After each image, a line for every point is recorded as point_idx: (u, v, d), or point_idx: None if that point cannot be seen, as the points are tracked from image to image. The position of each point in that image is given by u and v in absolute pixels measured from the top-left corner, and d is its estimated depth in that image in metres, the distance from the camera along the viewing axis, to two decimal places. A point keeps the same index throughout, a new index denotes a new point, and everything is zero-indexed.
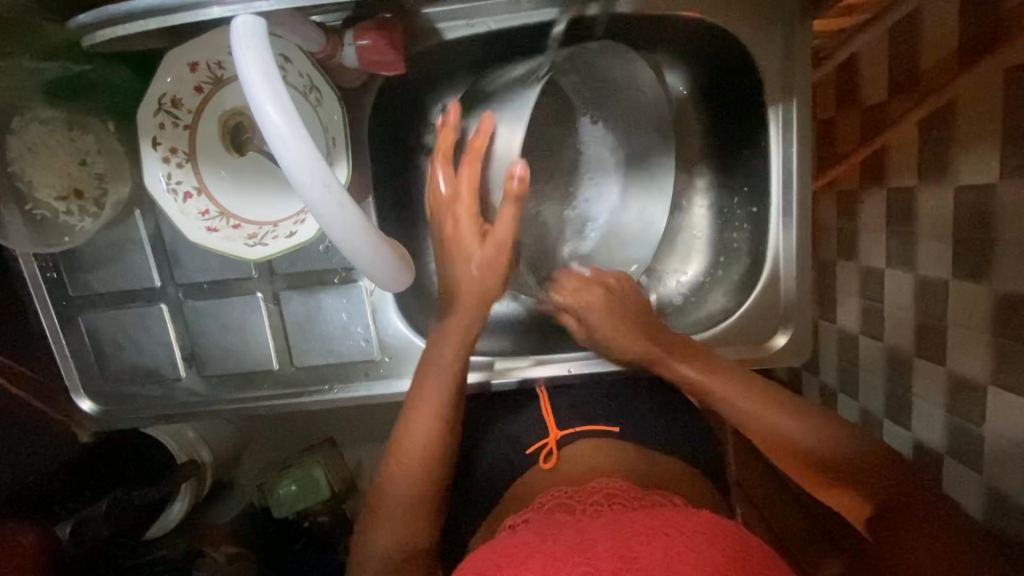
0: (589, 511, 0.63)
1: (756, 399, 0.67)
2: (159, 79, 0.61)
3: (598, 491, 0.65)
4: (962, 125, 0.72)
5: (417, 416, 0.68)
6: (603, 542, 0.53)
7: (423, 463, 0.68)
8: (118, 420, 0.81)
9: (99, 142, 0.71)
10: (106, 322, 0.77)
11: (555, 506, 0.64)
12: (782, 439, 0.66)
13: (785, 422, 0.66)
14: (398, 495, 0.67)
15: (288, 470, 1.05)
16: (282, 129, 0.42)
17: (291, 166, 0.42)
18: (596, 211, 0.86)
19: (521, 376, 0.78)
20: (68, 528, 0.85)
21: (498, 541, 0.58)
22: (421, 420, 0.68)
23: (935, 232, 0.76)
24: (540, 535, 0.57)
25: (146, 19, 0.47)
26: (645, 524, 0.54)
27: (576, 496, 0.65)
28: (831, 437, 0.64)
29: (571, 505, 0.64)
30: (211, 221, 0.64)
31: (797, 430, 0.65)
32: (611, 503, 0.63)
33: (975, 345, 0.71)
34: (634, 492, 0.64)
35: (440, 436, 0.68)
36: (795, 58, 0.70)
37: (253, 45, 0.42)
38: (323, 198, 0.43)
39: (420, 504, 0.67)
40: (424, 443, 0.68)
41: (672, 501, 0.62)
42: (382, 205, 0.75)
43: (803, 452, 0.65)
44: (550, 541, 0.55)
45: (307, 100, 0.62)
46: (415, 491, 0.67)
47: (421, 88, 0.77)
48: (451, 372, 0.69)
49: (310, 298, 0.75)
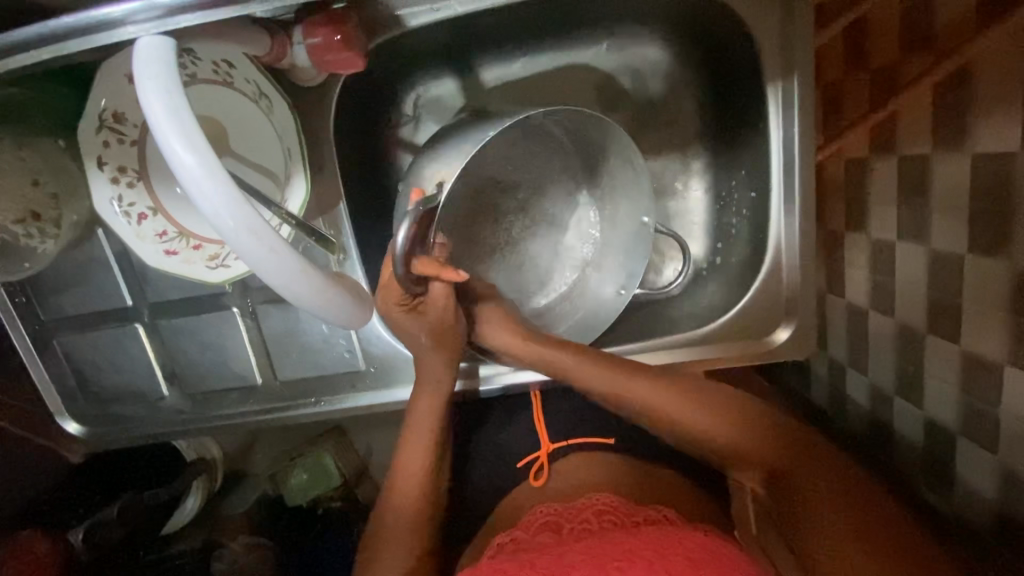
0: (577, 531, 0.63)
1: (695, 413, 0.68)
2: (95, 96, 0.58)
3: (588, 509, 0.65)
4: (982, 88, 0.66)
5: (410, 448, 0.72)
6: (583, 567, 0.53)
7: (417, 492, 0.71)
8: (108, 441, 0.80)
9: (47, 161, 0.66)
10: (83, 345, 0.75)
11: (543, 526, 0.65)
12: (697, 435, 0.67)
13: (707, 424, 0.67)
14: (394, 531, 0.69)
15: (299, 459, 1.09)
16: (197, 173, 0.37)
17: (212, 214, 0.38)
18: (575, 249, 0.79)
19: (504, 383, 0.77)
20: (80, 533, 0.83)
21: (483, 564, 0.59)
22: (415, 454, 0.72)
23: (950, 204, 0.70)
24: (519, 562, 0.57)
25: (42, 49, 0.44)
26: (632, 549, 0.55)
27: (565, 515, 0.65)
28: (746, 432, 0.67)
29: (559, 525, 0.64)
30: (169, 243, 0.61)
31: (730, 432, 0.67)
32: (601, 521, 0.63)
33: (990, 324, 0.66)
34: (624, 509, 0.64)
35: (431, 465, 0.72)
36: (797, 23, 0.63)
37: (158, 77, 0.38)
38: (251, 245, 0.38)
39: (416, 535, 0.69)
40: (421, 477, 0.71)
41: (667, 517, 0.62)
42: (356, 210, 0.70)
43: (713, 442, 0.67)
44: (529, 567, 0.55)
45: (258, 108, 0.60)
46: (412, 520, 0.70)
47: (390, 78, 0.72)
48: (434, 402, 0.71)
49: (288, 312, 0.72)
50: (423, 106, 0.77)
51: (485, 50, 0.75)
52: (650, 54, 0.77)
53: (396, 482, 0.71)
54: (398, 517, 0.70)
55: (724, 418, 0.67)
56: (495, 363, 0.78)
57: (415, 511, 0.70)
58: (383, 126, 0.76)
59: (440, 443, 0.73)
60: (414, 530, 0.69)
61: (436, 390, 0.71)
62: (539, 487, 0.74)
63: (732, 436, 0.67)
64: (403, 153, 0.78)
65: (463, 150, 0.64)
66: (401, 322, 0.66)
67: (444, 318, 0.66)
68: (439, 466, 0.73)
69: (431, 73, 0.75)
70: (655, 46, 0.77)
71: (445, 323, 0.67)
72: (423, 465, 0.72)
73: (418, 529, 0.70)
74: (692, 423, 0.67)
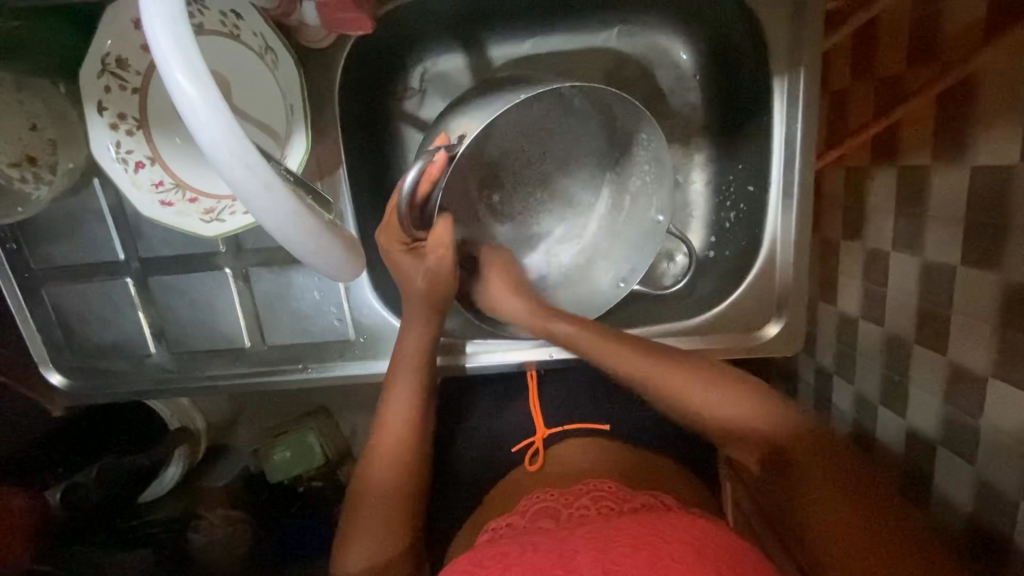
0: (575, 516, 0.61)
1: (718, 400, 0.64)
2: (100, 38, 0.58)
3: (585, 495, 0.63)
4: (985, 101, 0.66)
5: (391, 415, 0.70)
6: (585, 554, 0.51)
7: (399, 457, 0.69)
8: (91, 396, 0.80)
9: (48, 107, 0.66)
10: (71, 295, 0.74)
11: (539, 511, 0.63)
12: (686, 400, 0.65)
13: (754, 414, 0.63)
14: (376, 505, 0.67)
15: (282, 436, 1.05)
16: (197, 103, 0.36)
17: (208, 146, 0.37)
18: (570, 232, 0.79)
19: (506, 359, 0.77)
20: (58, 493, 0.85)
21: (476, 551, 0.57)
22: (397, 414, 0.70)
23: (945, 215, 0.71)
24: (522, 545, 0.55)
25: None
26: (632, 535, 0.53)
27: (562, 501, 0.64)
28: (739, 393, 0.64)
29: (556, 510, 0.62)
30: (165, 194, 0.61)
31: (761, 422, 0.62)
32: (599, 507, 0.61)
33: (977, 335, 0.66)
34: (622, 495, 0.63)
35: (412, 437, 0.71)
36: (807, 20, 0.64)
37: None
38: (247, 179, 0.37)
39: (397, 504, 0.68)
40: (399, 441, 0.70)
41: (661, 503, 0.61)
42: (356, 179, 0.70)
43: (705, 410, 0.64)
44: (530, 552, 0.54)
45: (262, 62, 0.60)
46: (392, 488, 0.68)
47: (395, 49, 0.72)
48: (416, 374, 0.70)
49: (281, 275, 0.72)
50: (429, 80, 0.77)
51: (494, 29, 0.75)
52: (658, 44, 0.78)
53: (376, 451, 0.70)
54: (382, 486, 0.68)
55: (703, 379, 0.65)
56: (483, 342, 0.78)
57: (397, 478, 0.69)
58: (386, 97, 0.76)
59: (420, 412, 0.71)
60: (397, 502, 0.68)
61: (412, 364, 0.70)
62: (534, 472, 0.73)
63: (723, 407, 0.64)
64: (405, 127, 0.78)
65: (485, 105, 0.68)
66: (401, 262, 0.68)
67: (443, 267, 0.68)
68: (420, 440, 0.71)
69: (438, 47, 0.75)
70: (663, 38, 0.77)
71: (442, 274, 0.68)
72: (405, 438, 0.70)
73: (398, 499, 0.68)
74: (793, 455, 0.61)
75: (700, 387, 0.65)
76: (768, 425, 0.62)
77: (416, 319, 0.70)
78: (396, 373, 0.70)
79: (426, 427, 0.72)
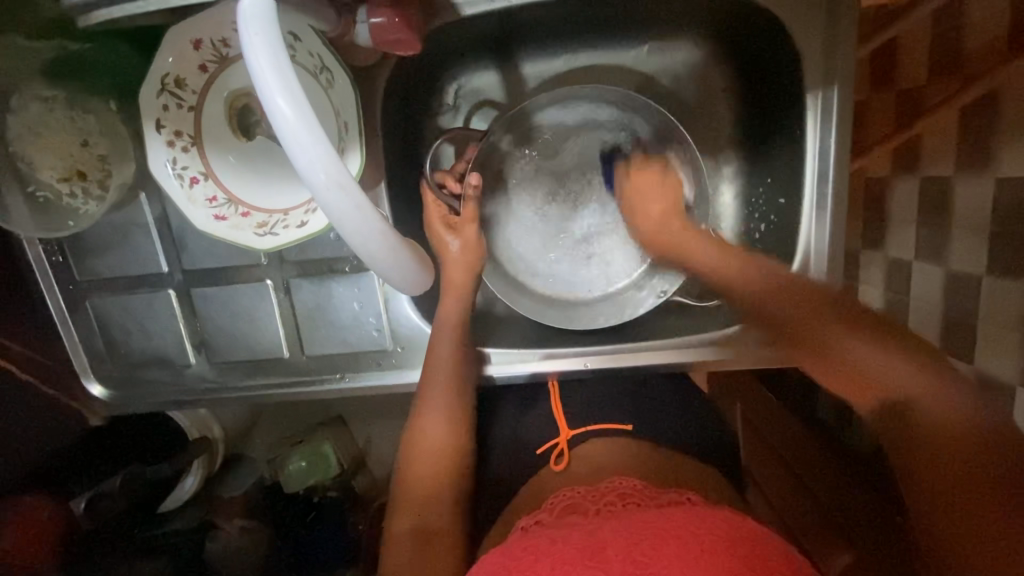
0: (602, 513, 0.62)
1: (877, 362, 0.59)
2: (161, 58, 0.60)
3: (610, 492, 0.64)
4: (1007, 112, 0.67)
5: (428, 410, 0.71)
6: (614, 545, 0.52)
7: (439, 457, 0.71)
8: (128, 405, 0.81)
9: (101, 123, 0.69)
10: (113, 308, 0.76)
11: (566, 508, 0.64)
12: (813, 331, 0.64)
13: (880, 364, 0.59)
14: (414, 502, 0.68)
15: (299, 445, 1.07)
16: (293, 126, 0.38)
17: (304, 166, 0.39)
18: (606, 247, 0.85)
19: (530, 369, 0.77)
20: (83, 502, 0.86)
21: (507, 544, 0.58)
22: (435, 415, 0.72)
23: (970, 226, 0.71)
24: (551, 538, 0.56)
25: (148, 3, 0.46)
26: (660, 527, 0.54)
27: (589, 497, 0.64)
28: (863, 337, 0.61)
29: (583, 506, 0.63)
30: (218, 209, 0.63)
31: (896, 378, 0.58)
32: (625, 504, 0.62)
33: (1006, 345, 0.67)
34: (648, 493, 0.63)
35: (455, 437, 0.72)
36: (838, 37, 0.65)
37: (258, 28, 0.38)
38: (338, 199, 0.40)
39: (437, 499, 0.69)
40: (438, 441, 0.71)
41: (689, 499, 0.61)
42: (395, 193, 0.72)
43: (828, 349, 0.63)
44: (562, 543, 0.54)
45: (318, 81, 0.62)
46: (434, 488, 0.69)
47: (434, 67, 0.75)
48: (453, 369, 0.71)
49: (321, 287, 0.73)
50: (463, 96, 0.80)
51: (526, 46, 0.78)
52: (686, 60, 0.80)
53: (417, 428, 0.71)
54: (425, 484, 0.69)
55: (828, 317, 0.64)
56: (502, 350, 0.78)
57: (436, 477, 0.69)
58: (423, 113, 0.78)
59: (457, 414, 0.72)
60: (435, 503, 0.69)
61: (450, 362, 0.71)
62: (559, 472, 0.75)
63: (849, 346, 0.62)
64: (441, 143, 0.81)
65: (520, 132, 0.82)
66: (433, 223, 0.73)
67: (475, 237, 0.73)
68: (460, 424, 0.73)
69: (472, 65, 0.78)
70: (691, 55, 0.79)
71: (475, 244, 0.73)
72: (448, 427, 0.72)
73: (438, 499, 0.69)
74: (929, 449, 0.55)
75: (816, 313, 0.64)
76: (900, 381, 0.58)
77: (450, 323, 0.72)
78: (430, 379, 0.71)
79: (464, 433, 0.73)
